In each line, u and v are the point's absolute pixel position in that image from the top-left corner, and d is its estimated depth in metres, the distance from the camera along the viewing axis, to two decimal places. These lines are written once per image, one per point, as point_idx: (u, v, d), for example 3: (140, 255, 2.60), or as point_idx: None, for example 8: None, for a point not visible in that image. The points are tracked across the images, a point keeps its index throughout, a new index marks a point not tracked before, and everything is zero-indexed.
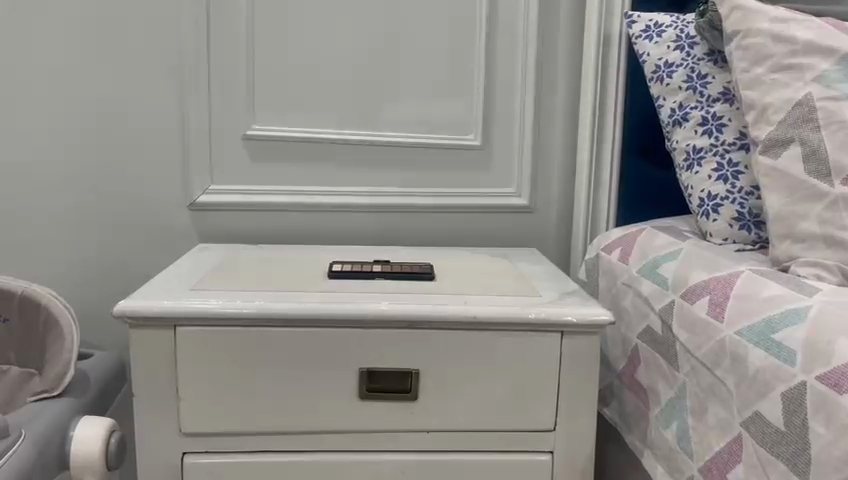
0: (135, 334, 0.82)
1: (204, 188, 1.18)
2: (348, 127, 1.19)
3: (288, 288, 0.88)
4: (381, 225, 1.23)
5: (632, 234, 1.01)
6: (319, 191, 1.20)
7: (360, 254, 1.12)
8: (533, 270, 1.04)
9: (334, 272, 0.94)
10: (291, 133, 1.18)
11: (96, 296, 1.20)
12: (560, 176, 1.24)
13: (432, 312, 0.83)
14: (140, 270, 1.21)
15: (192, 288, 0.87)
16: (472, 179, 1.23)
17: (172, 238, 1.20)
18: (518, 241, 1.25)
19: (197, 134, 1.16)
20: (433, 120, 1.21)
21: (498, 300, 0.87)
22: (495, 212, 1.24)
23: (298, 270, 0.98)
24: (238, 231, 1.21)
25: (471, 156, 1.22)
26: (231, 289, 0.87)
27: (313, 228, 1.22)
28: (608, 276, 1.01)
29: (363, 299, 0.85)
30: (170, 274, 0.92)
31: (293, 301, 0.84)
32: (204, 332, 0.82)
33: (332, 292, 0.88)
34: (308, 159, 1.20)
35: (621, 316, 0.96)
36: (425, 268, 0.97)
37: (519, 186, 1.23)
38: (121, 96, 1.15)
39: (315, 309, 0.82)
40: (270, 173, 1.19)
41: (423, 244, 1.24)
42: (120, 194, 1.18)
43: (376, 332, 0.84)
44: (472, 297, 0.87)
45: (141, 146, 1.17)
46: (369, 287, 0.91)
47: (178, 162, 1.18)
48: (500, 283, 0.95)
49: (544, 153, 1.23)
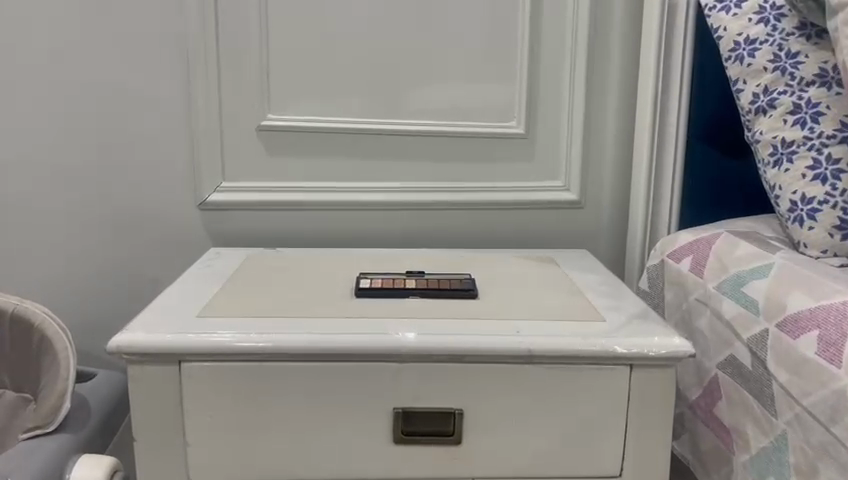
0: (134, 371, 0.71)
1: (216, 186, 1.06)
2: (375, 115, 1.06)
3: (309, 312, 0.76)
4: (413, 224, 1.10)
5: (705, 239, 0.88)
6: (343, 187, 1.08)
7: (391, 259, 0.99)
8: (588, 281, 0.91)
9: (362, 289, 0.82)
10: (311, 122, 1.05)
11: (100, 306, 1.09)
12: (614, 167, 1.10)
13: (480, 344, 0.71)
14: (147, 277, 1.09)
15: (199, 314, 0.75)
16: (515, 172, 1.09)
17: (181, 241, 1.08)
18: (566, 241, 1.12)
19: (206, 125, 1.04)
20: (470, 106, 1.07)
21: (556, 326, 0.74)
22: (540, 209, 1.10)
23: (320, 285, 0.86)
24: (254, 233, 1.09)
25: (514, 147, 1.09)
26: (243, 314, 0.75)
27: (337, 229, 1.10)
28: (678, 288, 0.88)
29: (398, 328, 0.73)
30: (173, 294, 0.80)
31: (315, 332, 0.71)
32: (213, 368, 0.71)
33: (361, 317, 0.76)
34: (330, 151, 1.07)
35: (695, 338, 0.83)
36: (467, 283, 0.85)
37: (567, 180, 1.09)
38: (121, 84, 1.03)
39: (342, 342, 0.70)
40: (289, 167, 1.07)
41: (460, 244, 1.11)
42: (123, 193, 1.06)
43: (414, 367, 0.72)
44: (524, 323, 0.75)
45: (144, 141, 1.05)
46: (403, 310, 0.78)
47: (186, 158, 1.06)
48: (554, 300, 0.82)
49: (595, 140, 1.09)
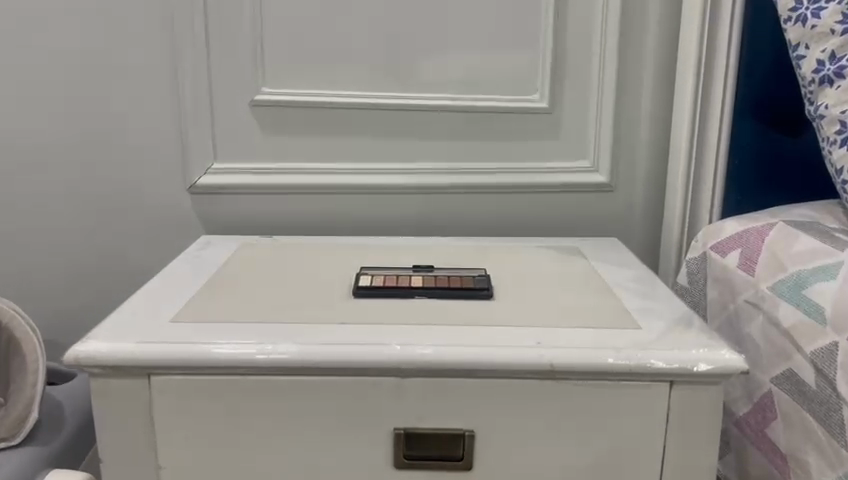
0: (98, 384, 0.62)
1: (206, 168, 0.96)
2: (382, 88, 0.95)
3: (299, 317, 0.67)
4: (424, 210, 1.00)
5: (755, 230, 0.76)
6: (347, 169, 0.98)
7: (398, 250, 0.89)
8: (620, 278, 0.80)
9: (362, 289, 0.72)
10: (311, 96, 0.95)
11: (83, 298, 1.00)
12: (650, 146, 0.98)
13: (494, 357, 0.61)
14: (134, 267, 1.00)
15: (172, 319, 0.65)
16: (537, 151, 0.98)
17: (170, 227, 0.99)
18: (594, 229, 1.01)
19: (194, 101, 0.94)
20: (488, 76, 0.95)
21: (583, 336, 0.64)
22: (565, 192, 0.99)
23: (315, 283, 0.76)
24: (249, 219, 0.99)
25: (537, 123, 0.97)
26: (222, 320, 0.66)
27: (341, 214, 1.00)
28: (724, 287, 0.77)
29: (398, 338, 0.63)
30: (147, 294, 0.71)
31: (303, 342, 0.62)
32: (186, 382, 0.62)
33: (357, 323, 0.66)
34: (332, 129, 0.97)
35: (743, 346, 0.72)
36: (480, 282, 0.74)
37: (596, 160, 0.98)
38: (100, 54, 0.93)
39: (334, 353, 0.61)
40: (287, 147, 0.97)
41: (476, 232, 1.01)
42: (105, 176, 0.97)
43: (417, 382, 0.62)
44: (546, 332, 0.64)
45: (128, 117, 0.95)
46: (406, 314, 0.68)
47: (174, 136, 0.96)
48: (581, 303, 0.72)
49: (628, 117, 0.97)
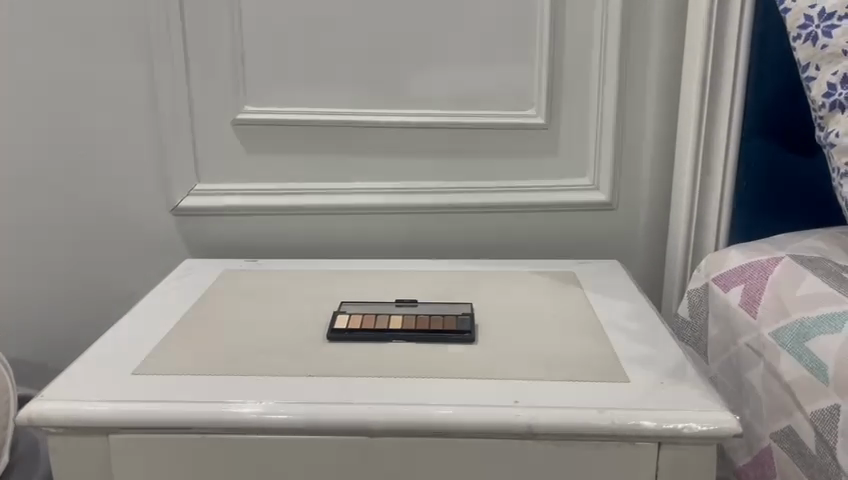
0: (57, 441, 0.59)
1: (189, 190, 0.93)
2: (370, 105, 0.91)
3: (267, 370, 0.64)
4: (416, 231, 0.96)
5: (759, 265, 0.71)
6: (335, 189, 0.94)
7: (385, 278, 0.85)
8: (614, 314, 0.75)
9: (337, 333, 0.69)
10: (294, 115, 0.91)
11: (69, 320, 0.98)
12: (654, 162, 0.92)
13: (467, 419, 0.57)
14: (119, 289, 0.97)
15: (133, 372, 0.63)
16: (533, 168, 0.93)
17: (155, 250, 0.96)
18: (595, 249, 0.96)
19: (174, 121, 0.90)
20: (481, 91, 0.90)
21: (566, 392, 0.60)
22: (565, 211, 0.94)
23: (291, 324, 0.72)
24: (235, 241, 0.96)
25: (534, 139, 0.92)
26: (187, 375, 0.63)
27: (329, 235, 0.96)
28: (725, 325, 0.72)
29: (367, 396, 0.59)
30: (113, 342, 0.68)
31: (267, 402, 0.59)
32: (146, 441, 0.58)
33: (327, 377, 0.62)
34: (318, 148, 0.93)
35: (744, 392, 0.68)
36: (463, 323, 0.70)
37: (597, 177, 0.93)
38: (77, 74, 0.89)
39: (298, 415, 0.57)
40: (272, 167, 0.93)
41: (471, 253, 0.97)
42: (87, 199, 0.94)
43: (387, 442, 0.58)
44: (525, 388, 0.60)
45: (108, 139, 0.92)
46: (381, 364, 0.65)
47: (155, 157, 0.93)
48: (569, 349, 0.67)
49: (630, 132, 0.91)
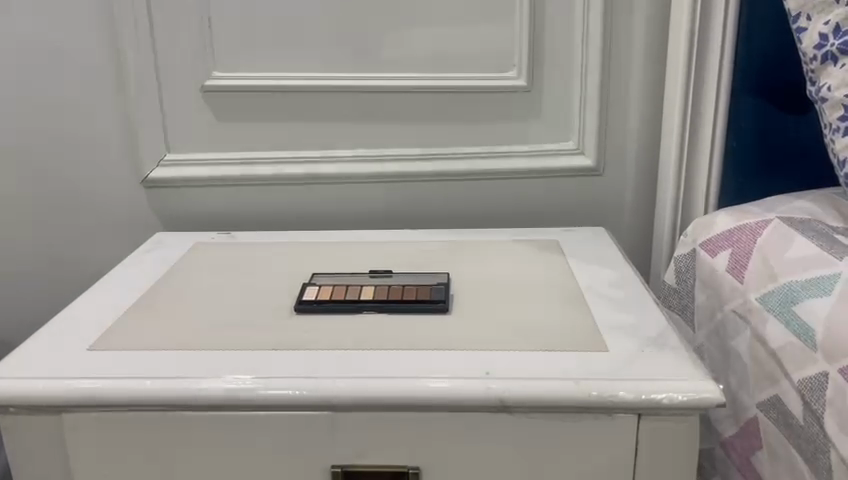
0: (9, 420, 0.57)
1: (158, 160, 0.90)
2: (344, 69, 0.87)
3: (230, 344, 0.61)
4: (394, 200, 0.92)
5: (747, 228, 0.68)
6: (310, 157, 0.90)
7: (361, 248, 0.82)
8: (597, 282, 0.72)
9: (304, 304, 0.66)
10: (265, 80, 0.87)
11: (40, 298, 0.95)
12: (641, 124, 0.89)
13: (435, 391, 0.54)
14: (90, 266, 0.95)
15: (88, 348, 0.60)
16: (516, 133, 0.90)
17: (125, 222, 0.93)
18: (581, 216, 0.93)
19: (140, 88, 0.87)
20: (459, 52, 0.87)
21: (540, 362, 0.57)
22: (549, 177, 0.91)
23: (258, 296, 0.70)
24: (208, 214, 0.93)
25: (515, 103, 0.89)
26: (146, 350, 0.60)
27: (305, 206, 0.93)
28: (712, 291, 0.69)
29: (333, 369, 0.56)
30: (72, 318, 0.66)
31: (227, 377, 0.56)
32: (101, 418, 0.56)
33: (292, 350, 0.60)
34: (291, 115, 0.89)
35: (730, 361, 0.65)
36: (437, 293, 0.67)
37: (582, 141, 0.89)
38: (37, 41, 0.86)
39: (259, 389, 0.55)
40: (244, 136, 0.90)
41: (454, 223, 0.93)
42: (52, 171, 0.91)
43: (353, 416, 0.55)
44: (498, 359, 0.57)
45: (72, 109, 0.88)
46: (349, 336, 0.62)
47: (123, 127, 0.89)
48: (548, 318, 0.64)
49: (616, 94, 0.88)
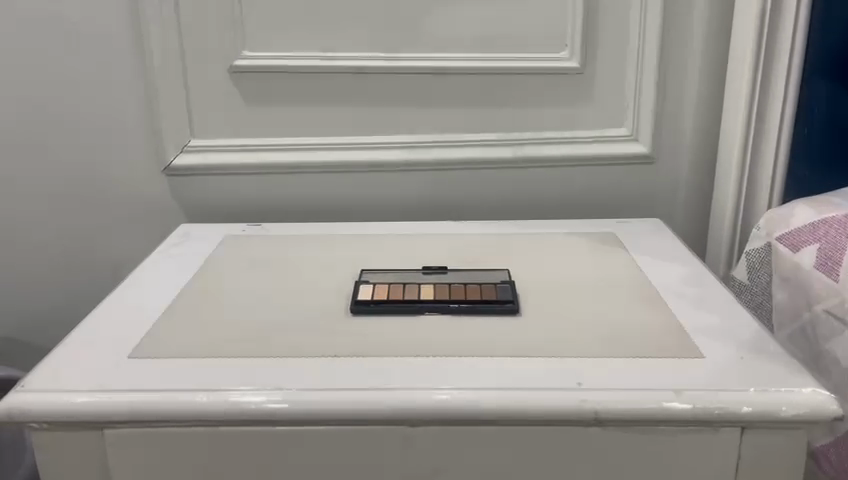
0: (43, 438, 0.51)
1: (182, 146, 0.84)
2: (383, 48, 0.81)
3: (285, 351, 0.55)
4: (435, 190, 0.87)
5: (832, 221, 0.63)
6: (346, 143, 0.84)
7: (406, 241, 0.77)
8: (668, 279, 0.67)
9: (360, 305, 0.61)
10: (298, 60, 0.81)
11: (53, 294, 0.89)
12: (698, 109, 0.83)
13: (523, 404, 0.49)
14: (107, 260, 0.88)
15: (129, 357, 0.54)
16: (565, 118, 0.84)
17: (145, 213, 0.87)
18: (632, 207, 0.87)
19: (162, 68, 0.80)
20: (507, 31, 0.81)
21: (634, 372, 0.51)
22: (600, 165, 0.85)
23: (306, 296, 0.64)
24: (235, 204, 0.87)
25: (566, 85, 0.83)
26: (193, 358, 0.54)
27: (340, 196, 0.87)
28: (796, 289, 0.64)
29: (406, 380, 0.51)
30: (103, 322, 0.60)
31: (289, 389, 0.50)
32: (148, 436, 0.50)
33: (355, 357, 0.54)
34: (326, 97, 0.83)
35: (823, 365, 0.60)
36: (504, 293, 0.62)
37: (636, 126, 0.84)
38: (51, 17, 0.79)
39: (327, 403, 0.49)
40: (274, 120, 0.84)
41: (497, 213, 0.88)
42: (67, 158, 0.84)
43: (429, 433, 0.50)
44: (586, 367, 0.52)
45: (89, 91, 0.82)
46: (415, 340, 0.56)
47: (143, 111, 0.83)
48: (628, 320, 0.59)
49: (674, 76, 0.82)
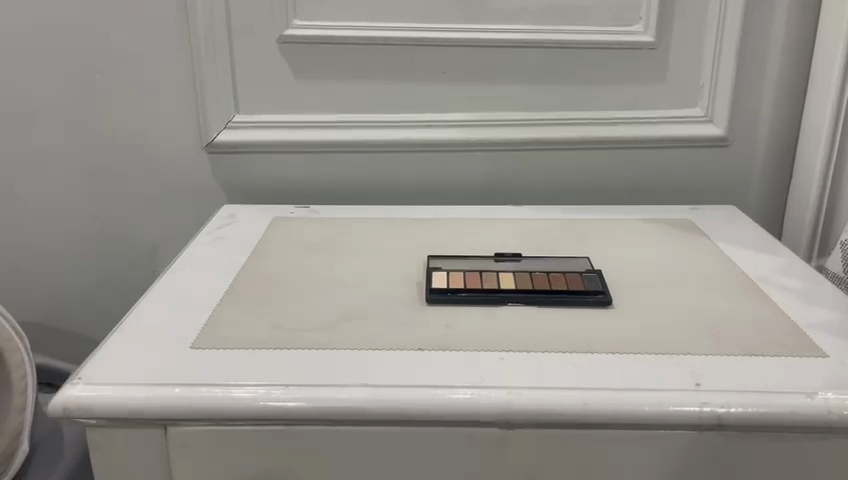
0: (97, 437, 0.46)
1: (226, 122, 0.78)
2: (443, 19, 0.76)
3: (361, 341, 0.50)
4: (494, 171, 0.81)
5: None
6: (401, 121, 0.79)
7: (470, 225, 0.72)
8: (764, 270, 0.62)
9: (436, 293, 0.56)
10: (352, 30, 0.75)
11: (90, 275, 0.85)
12: (779, 89, 0.78)
13: (635, 406, 0.44)
14: (144, 240, 0.84)
15: (191, 347, 0.49)
16: (636, 97, 0.79)
17: (187, 192, 0.82)
18: (703, 192, 0.82)
19: (207, 37, 0.75)
20: (577, 2, 0.75)
21: (754, 373, 0.46)
22: (671, 147, 0.80)
23: (375, 282, 0.59)
24: (281, 184, 0.82)
25: (638, 62, 0.77)
26: (261, 349, 0.49)
27: (393, 177, 0.82)
28: None
29: (503, 378, 0.46)
30: (158, 308, 0.55)
31: (373, 384, 0.45)
32: (215, 434, 0.45)
33: (440, 350, 0.49)
34: (380, 71, 0.78)
35: None
36: (592, 283, 0.57)
37: (711, 107, 0.78)
38: None
39: (414, 401, 0.44)
40: (324, 95, 0.78)
41: (560, 197, 0.83)
42: (104, 132, 0.79)
43: (527, 435, 0.45)
44: (700, 366, 0.47)
45: (128, 60, 0.77)
46: (502, 332, 0.51)
47: (185, 83, 0.78)
48: (732, 314, 0.54)
49: (754, 53, 0.77)
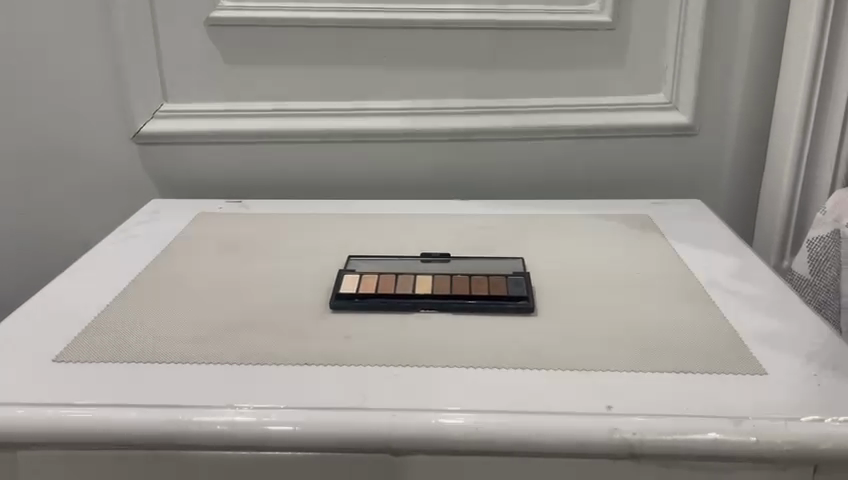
0: None
1: (152, 111, 0.74)
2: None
3: (244, 354, 0.45)
4: (442, 163, 0.76)
5: None
6: (340, 110, 0.74)
7: (406, 221, 0.66)
8: (716, 272, 0.56)
9: (342, 299, 0.51)
10: (284, 12, 0.70)
11: (19, 273, 0.81)
12: (749, 74, 0.72)
13: (532, 433, 0.38)
14: (74, 236, 0.80)
15: (56, 360, 0.45)
16: (592, 83, 0.73)
17: (116, 185, 0.77)
18: (669, 186, 0.76)
19: (128, 20, 0.70)
20: None
21: (678, 394, 0.41)
22: (632, 136, 0.74)
23: (281, 287, 0.54)
24: (216, 177, 0.77)
25: (595, 44, 0.71)
26: (131, 364, 0.44)
27: (334, 170, 0.76)
28: None
29: (391, 398, 0.41)
30: (36, 314, 0.50)
31: (241, 406, 0.40)
32: (68, 459, 0.40)
33: (328, 366, 0.44)
34: (316, 56, 0.72)
35: None
36: (517, 288, 0.51)
37: (675, 93, 0.72)
38: None
39: (283, 425, 0.39)
40: (257, 82, 0.73)
41: (514, 191, 0.77)
42: (26, 122, 0.75)
43: (413, 464, 0.39)
44: (617, 385, 0.42)
45: (48, 45, 0.72)
46: (404, 344, 0.46)
47: (108, 70, 0.73)
48: (668, 323, 0.48)
49: (721, 34, 0.70)
